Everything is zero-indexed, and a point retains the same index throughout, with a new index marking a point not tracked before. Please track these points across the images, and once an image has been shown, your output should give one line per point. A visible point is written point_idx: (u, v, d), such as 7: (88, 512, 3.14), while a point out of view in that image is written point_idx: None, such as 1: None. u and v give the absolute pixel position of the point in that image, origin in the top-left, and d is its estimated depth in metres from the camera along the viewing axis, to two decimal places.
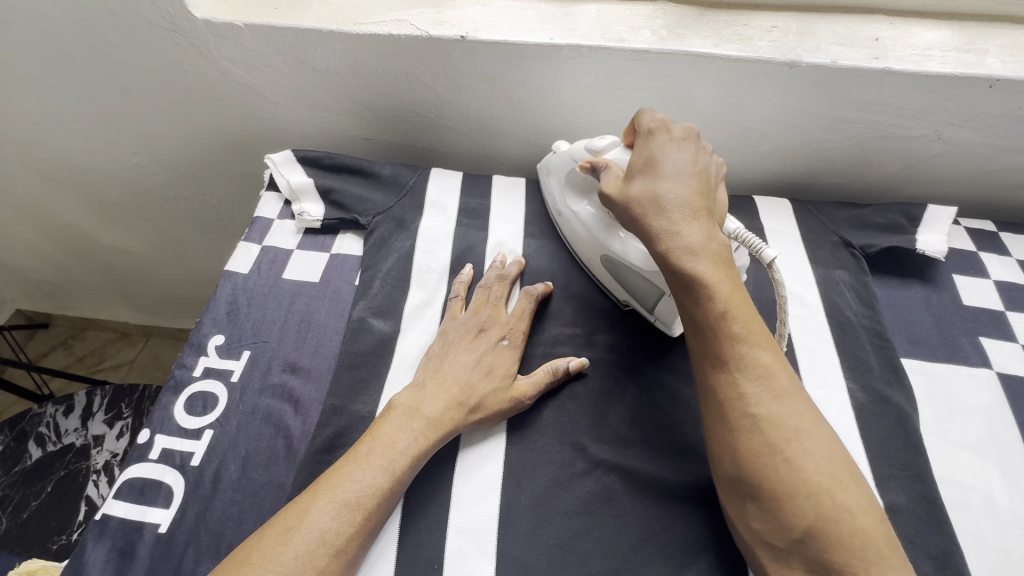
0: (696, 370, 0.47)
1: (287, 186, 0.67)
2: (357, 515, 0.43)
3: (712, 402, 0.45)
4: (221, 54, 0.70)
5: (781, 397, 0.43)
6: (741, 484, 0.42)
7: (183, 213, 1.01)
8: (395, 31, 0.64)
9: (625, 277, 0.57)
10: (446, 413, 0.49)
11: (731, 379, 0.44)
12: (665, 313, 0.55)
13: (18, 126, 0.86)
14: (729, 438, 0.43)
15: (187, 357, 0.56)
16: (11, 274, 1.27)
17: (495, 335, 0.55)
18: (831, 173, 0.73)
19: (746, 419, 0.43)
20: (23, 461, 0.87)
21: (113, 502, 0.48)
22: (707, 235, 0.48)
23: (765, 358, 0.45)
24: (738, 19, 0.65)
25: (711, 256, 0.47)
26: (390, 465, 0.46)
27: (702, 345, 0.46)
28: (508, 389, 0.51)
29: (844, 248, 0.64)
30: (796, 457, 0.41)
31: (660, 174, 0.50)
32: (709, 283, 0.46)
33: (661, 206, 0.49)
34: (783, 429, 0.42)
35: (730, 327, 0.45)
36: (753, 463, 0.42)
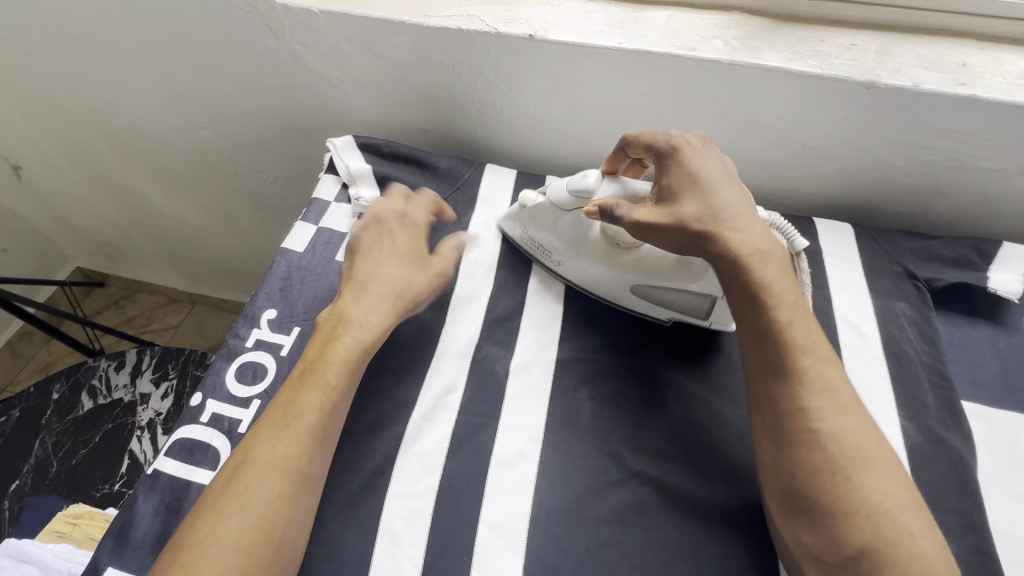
0: (759, 391, 0.46)
1: (346, 170, 0.69)
2: (301, 436, 0.46)
3: (774, 416, 0.45)
4: (294, 38, 0.72)
5: (844, 412, 0.43)
6: (797, 497, 0.42)
7: (240, 188, 1.05)
8: (464, 26, 0.65)
9: (660, 297, 0.56)
10: (382, 309, 0.53)
11: (794, 393, 0.44)
12: (722, 314, 0.55)
13: (101, 95, 0.92)
14: (789, 451, 0.43)
15: (241, 328, 0.57)
16: (77, 233, 1.34)
17: (402, 222, 0.59)
18: (898, 200, 0.70)
19: (809, 434, 0.43)
20: (76, 411, 0.92)
21: (164, 459, 0.50)
22: (771, 239, 0.49)
23: (827, 372, 0.45)
24: (816, 34, 0.63)
25: (776, 262, 0.48)
26: (328, 380, 0.48)
27: (767, 366, 0.46)
28: (431, 270, 0.57)
29: (907, 279, 0.61)
30: (858, 475, 0.41)
31: (711, 186, 0.50)
32: (776, 291, 0.46)
33: (721, 217, 0.49)
34: (845, 446, 0.42)
35: (792, 337, 0.45)
36: (813, 476, 0.42)
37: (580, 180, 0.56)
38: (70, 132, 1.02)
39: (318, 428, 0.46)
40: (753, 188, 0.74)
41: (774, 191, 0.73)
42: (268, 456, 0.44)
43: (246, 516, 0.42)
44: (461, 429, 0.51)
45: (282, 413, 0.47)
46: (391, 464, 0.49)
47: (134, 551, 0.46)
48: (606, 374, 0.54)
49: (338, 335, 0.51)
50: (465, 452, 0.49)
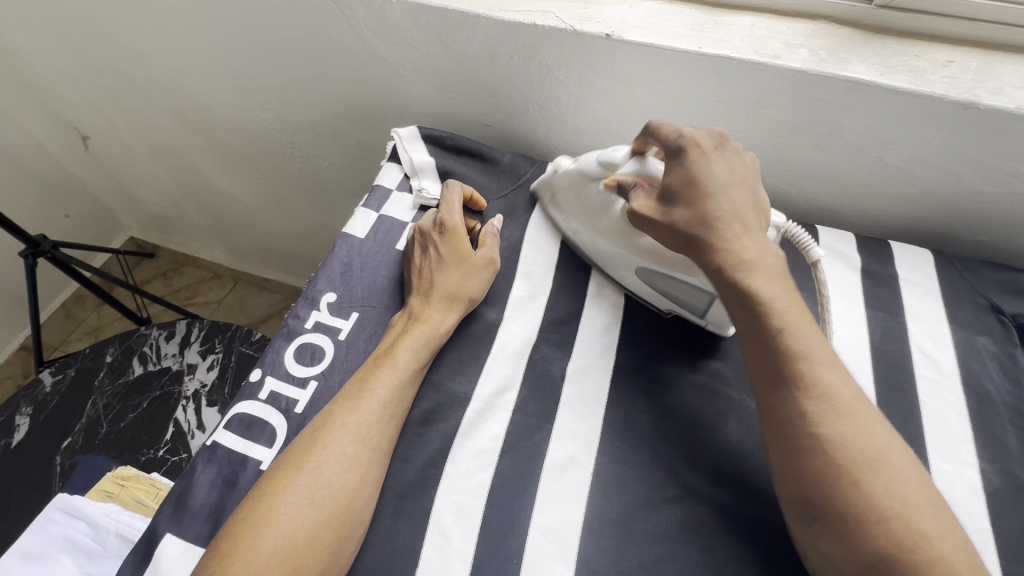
0: (758, 400, 0.45)
1: (409, 162, 0.68)
2: (375, 408, 0.48)
3: (774, 424, 0.43)
4: (368, 26, 0.72)
5: (846, 415, 0.41)
6: (808, 504, 0.40)
7: (293, 171, 1.07)
8: (539, 21, 0.64)
9: (661, 283, 0.56)
10: (451, 307, 0.55)
11: (791, 400, 0.42)
12: (719, 316, 0.53)
13: (173, 72, 0.95)
14: (794, 460, 0.41)
15: (301, 309, 0.57)
16: (135, 204, 1.39)
17: (441, 231, 0.58)
18: (981, 228, 0.66)
19: (811, 438, 0.41)
20: (127, 375, 0.95)
21: (222, 432, 0.51)
22: (762, 248, 0.47)
23: (825, 377, 0.42)
24: (909, 48, 0.60)
25: (765, 270, 0.46)
26: (401, 364, 0.50)
27: (765, 374, 0.44)
28: (483, 264, 0.58)
29: (991, 313, 0.58)
30: (868, 481, 0.39)
31: (708, 193, 0.48)
32: (767, 299, 0.45)
33: (711, 223, 0.47)
34: (852, 452, 0.39)
35: (787, 346, 0.43)
36: (819, 481, 0.40)
37: (612, 153, 0.56)
38: (139, 107, 1.06)
39: (389, 406, 0.48)
40: (823, 205, 0.71)
41: (844, 210, 0.71)
42: (347, 427, 0.47)
43: (319, 479, 0.44)
44: (516, 429, 0.50)
45: (357, 386, 0.49)
46: (444, 458, 0.48)
47: (191, 520, 0.47)
48: (665, 386, 0.53)
49: (406, 329, 0.53)
50: (518, 452, 0.49)
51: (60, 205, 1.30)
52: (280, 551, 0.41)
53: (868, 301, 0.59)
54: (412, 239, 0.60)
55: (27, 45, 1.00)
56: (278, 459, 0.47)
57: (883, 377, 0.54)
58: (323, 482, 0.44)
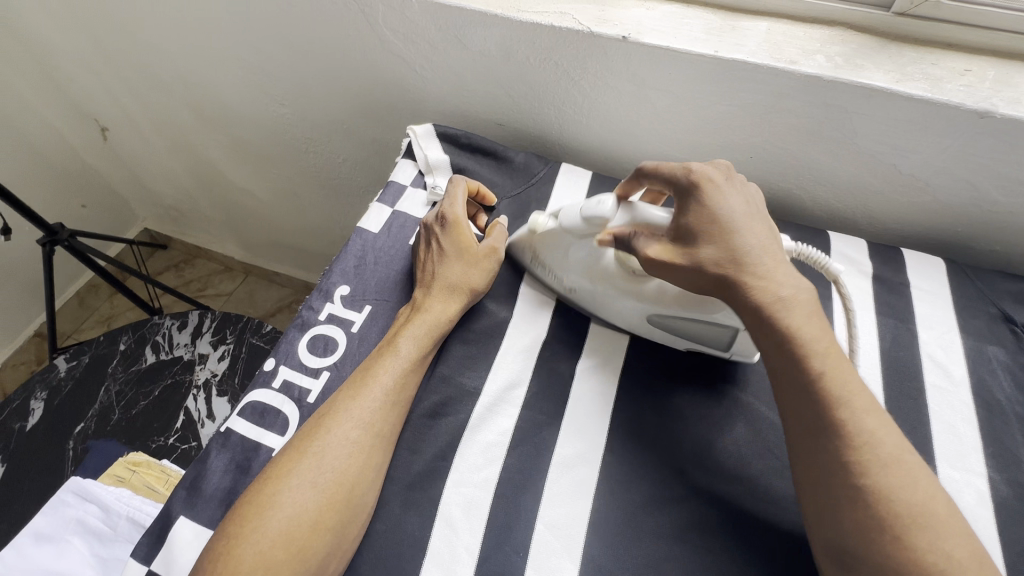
0: (799, 454, 0.44)
1: (424, 159, 0.69)
2: (376, 400, 0.48)
3: (814, 475, 0.42)
4: (386, 24, 0.73)
5: (891, 466, 0.40)
6: (842, 552, 0.40)
7: (308, 166, 1.08)
8: (557, 23, 0.64)
9: (675, 324, 0.53)
10: (453, 299, 0.55)
11: (837, 454, 0.41)
12: (743, 344, 0.52)
13: (193, 67, 0.96)
14: (832, 510, 0.41)
15: (315, 300, 0.58)
16: (150, 196, 1.41)
17: (442, 224, 0.58)
18: (994, 238, 0.66)
19: (857, 489, 0.40)
20: (139, 363, 0.96)
21: (236, 419, 0.52)
22: (797, 283, 0.46)
23: (869, 426, 0.41)
24: (926, 56, 0.60)
25: (803, 310, 0.45)
26: (403, 355, 0.51)
27: (807, 427, 0.43)
28: (486, 256, 0.58)
29: (1004, 323, 0.58)
30: (913, 538, 0.38)
31: (732, 228, 0.47)
32: (807, 344, 0.43)
33: (742, 261, 0.46)
34: (897, 505, 0.39)
35: (829, 394, 0.42)
36: (861, 534, 0.39)
37: (595, 207, 0.52)
38: (158, 100, 1.08)
39: (391, 393, 0.49)
40: (835, 211, 0.71)
41: (856, 216, 0.71)
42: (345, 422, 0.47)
43: (322, 463, 0.45)
44: (524, 425, 0.51)
45: (359, 376, 0.50)
46: (453, 451, 0.49)
47: (205, 503, 0.48)
48: (673, 387, 0.53)
49: (409, 320, 0.54)
50: (526, 447, 0.49)
51: (78, 195, 1.32)
52: (290, 558, 0.42)
53: (878, 307, 0.59)
54: (419, 235, 0.60)
55: (50, 36, 1.02)
56: (278, 453, 0.47)
57: (892, 384, 0.54)
58: (326, 467, 0.45)
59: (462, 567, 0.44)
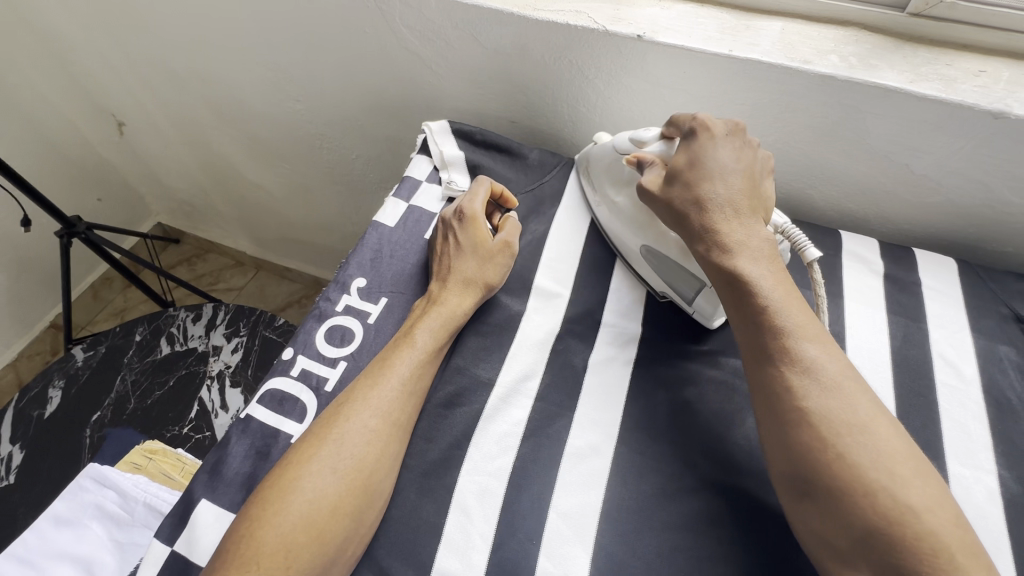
0: (750, 381, 0.46)
1: (439, 155, 0.70)
2: (393, 389, 0.49)
3: (762, 398, 0.44)
4: (403, 22, 0.74)
5: (831, 390, 0.42)
6: (793, 477, 0.42)
7: (322, 162, 1.09)
8: (572, 21, 0.65)
9: (660, 265, 0.58)
10: (469, 292, 0.56)
11: (779, 374, 0.43)
12: (705, 305, 0.55)
13: (210, 63, 0.98)
14: (779, 432, 0.43)
15: (332, 292, 0.59)
16: (164, 190, 1.42)
17: (461, 217, 0.59)
18: (1005, 240, 0.66)
19: (795, 411, 0.42)
20: (154, 354, 0.98)
21: (256, 406, 0.53)
22: (752, 232, 0.49)
23: (812, 352, 0.43)
24: (940, 57, 0.60)
25: (756, 253, 0.48)
26: (421, 345, 0.52)
27: (753, 351, 0.46)
28: (502, 251, 0.59)
29: (1014, 323, 0.58)
30: (848, 455, 0.39)
31: (706, 175, 0.51)
32: (758, 278, 0.46)
33: (705, 204, 0.50)
34: (835, 427, 0.40)
35: (776, 321, 0.45)
36: (803, 454, 0.41)
37: (643, 133, 0.58)
38: (175, 95, 1.09)
39: (408, 382, 0.50)
40: (847, 210, 0.71)
41: (868, 217, 0.71)
42: (361, 402, 0.48)
43: (341, 449, 0.46)
44: (538, 416, 0.51)
45: (377, 365, 0.51)
46: (468, 440, 0.50)
47: (226, 487, 0.49)
48: (685, 380, 0.54)
49: (425, 311, 0.55)
50: (540, 439, 0.50)
51: (94, 189, 1.35)
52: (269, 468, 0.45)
53: (889, 306, 0.59)
54: (437, 226, 0.62)
55: (71, 32, 1.04)
56: (298, 440, 0.48)
57: (904, 382, 0.54)
58: (345, 453, 0.46)
59: (476, 553, 0.45)
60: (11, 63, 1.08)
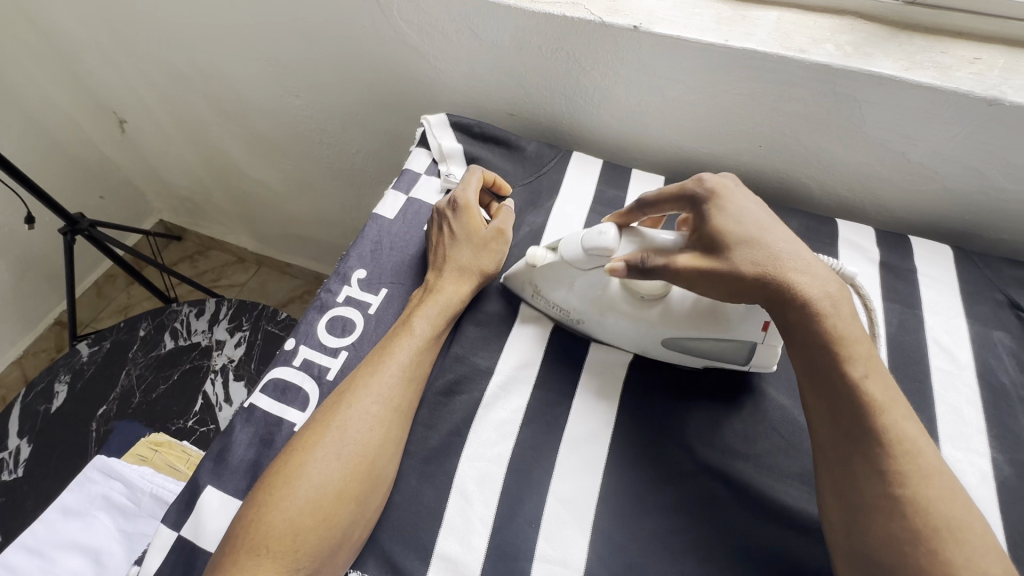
0: (839, 462, 0.42)
1: (438, 148, 0.71)
2: (394, 375, 0.50)
3: (851, 478, 0.41)
4: (400, 15, 0.75)
5: (928, 477, 0.40)
6: (868, 560, 0.39)
7: (322, 158, 1.10)
8: (569, 13, 0.65)
9: (694, 346, 0.52)
10: (464, 279, 0.57)
11: (878, 456, 0.40)
12: (761, 358, 0.51)
13: (209, 58, 0.98)
14: (864, 514, 0.40)
15: (332, 283, 0.60)
16: (165, 187, 1.43)
17: (453, 208, 0.60)
18: (1001, 227, 0.67)
19: (890, 496, 0.39)
20: (158, 348, 0.99)
21: (259, 395, 0.54)
22: (834, 285, 0.45)
23: (909, 433, 0.41)
24: (936, 45, 0.61)
25: (844, 311, 0.44)
26: (420, 333, 0.53)
27: (848, 432, 0.42)
28: (495, 239, 0.59)
29: (1009, 309, 0.59)
30: (945, 547, 0.38)
31: (762, 229, 0.47)
32: (852, 346, 0.43)
33: (782, 261, 0.45)
34: (934, 517, 0.38)
35: (873, 397, 0.42)
36: (891, 543, 0.39)
37: (596, 237, 0.50)
38: (176, 92, 1.10)
39: (408, 369, 0.51)
40: (843, 199, 0.72)
41: (864, 205, 0.71)
42: (364, 389, 0.49)
43: (345, 436, 0.47)
44: (537, 403, 0.52)
45: (377, 353, 0.52)
46: (468, 427, 0.51)
47: (230, 474, 0.50)
48: (682, 367, 0.54)
49: (423, 300, 0.55)
50: (538, 425, 0.51)
51: (96, 186, 1.35)
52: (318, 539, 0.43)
53: (885, 294, 0.60)
54: (430, 219, 0.62)
55: (72, 28, 1.04)
56: (301, 427, 0.49)
57: (898, 368, 0.55)
58: (348, 439, 0.47)
59: (477, 537, 0.46)
60: (12, 60, 1.08)
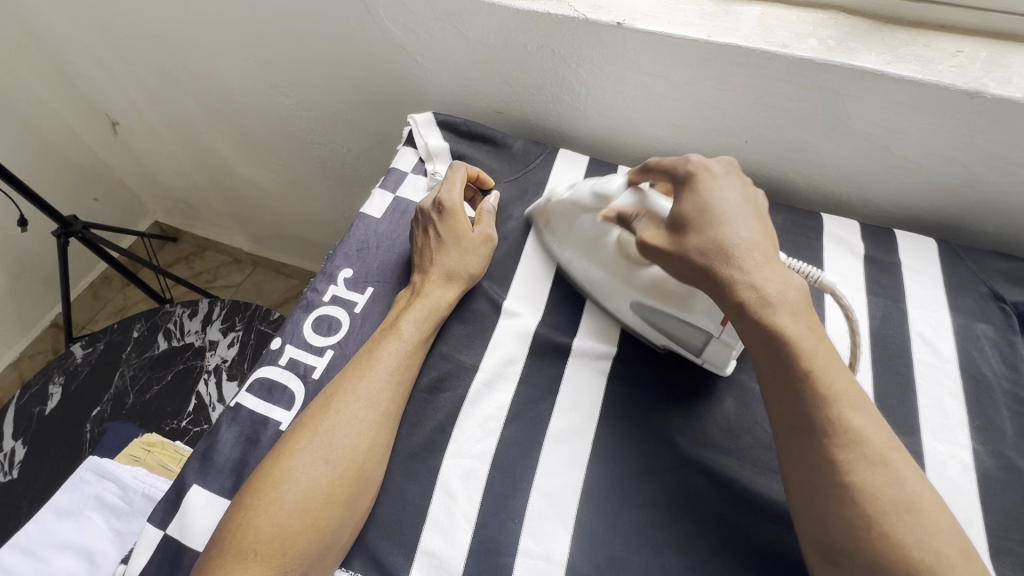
0: (789, 451, 0.43)
1: (424, 147, 0.71)
2: (381, 378, 0.51)
3: (802, 467, 0.42)
4: (386, 14, 0.75)
5: (876, 465, 0.40)
6: (826, 547, 0.40)
7: (313, 158, 1.10)
8: (553, 10, 0.66)
9: (657, 318, 0.54)
10: (450, 283, 0.57)
11: (822, 445, 0.41)
12: (716, 355, 0.52)
13: (198, 59, 0.98)
14: (816, 503, 0.41)
15: (319, 282, 0.60)
16: (159, 188, 1.43)
17: (439, 210, 0.60)
18: (987, 219, 0.67)
19: (841, 485, 0.40)
20: (152, 349, 0.99)
21: (245, 395, 0.54)
22: (784, 283, 0.45)
23: (856, 422, 0.41)
24: (919, 38, 0.61)
25: (791, 306, 0.44)
26: (408, 336, 0.53)
27: (794, 422, 0.43)
28: (481, 242, 0.60)
29: (993, 301, 0.59)
30: (893, 529, 0.38)
31: (721, 218, 0.48)
32: (797, 338, 0.43)
33: (728, 253, 0.46)
34: (882, 502, 0.39)
35: (818, 386, 0.42)
36: (846, 530, 0.39)
37: (606, 184, 0.57)
38: (167, 93, 1.10)
39: (396, 371, 0.51)
40: (830, 193, 0.72)
41: (851, 199, 0.72)
42: (352, 393, 0.50)
43: (333, 440, 0.47)
44: (521, 400, 0.52)
45: (365, 356, 0.52)
46: (452, 424, 0.51)
47: (217, 473, 0.50)
48: (665, 364, 0.55)
49: (410, 302, 0.56)
50: (523, 421, 0.51)
51: (90, 189, 1.35)
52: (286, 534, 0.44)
53: (869, 287, 0.60)
54: (415, 218, 0.62)
55: (62, 30, 1.05)
56: (287, 431, 0.50)
57: (881, 361, 0.55)
58: (337, 443, 0.47)
59: (460, 533, 0.46)
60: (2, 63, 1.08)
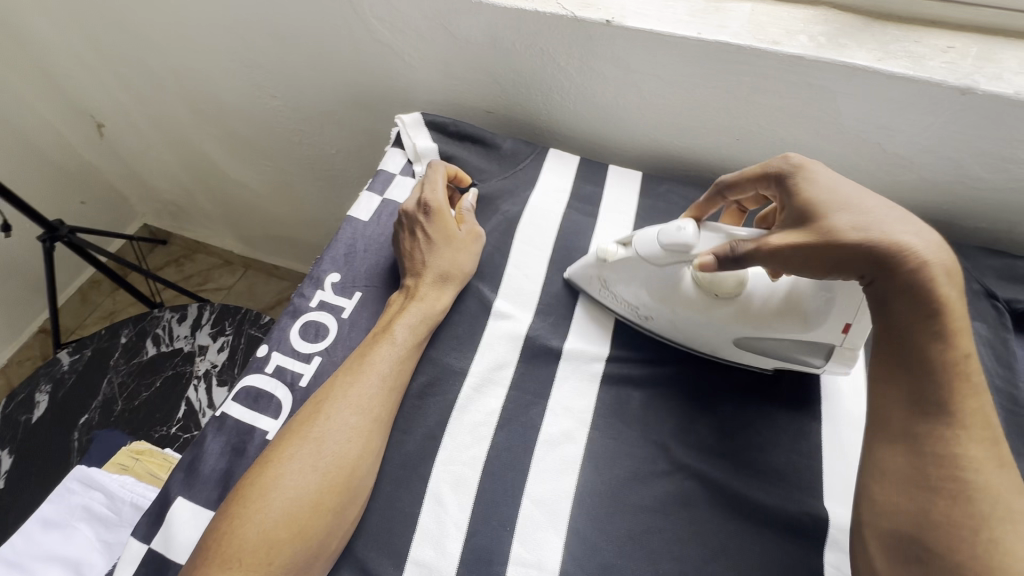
0: (918, 439, 0.41)
1: (412, 148, 0.70)
2: (371, 385, 0.50)
3: (924, 456, 0.41)
4: (373, 13, 0.74)
5: (1000, 468, 0.40)
6: (913, 538, 0.39)
7: (303, 159, 1.09)
8: (541, 8, 0.65)
9: (767, 347, 0.51)
10: (440, 284, 0.56)
11: (955, 435, 0.40)
12: (840, 359, 0.50)
13: (184, 60, 0.97)
14: (923, 494, 0.40)
15: (305, 288, 0.59)
16: (147, 191, 1.41)
17: (426, 212, 0.59)
18: (978, 215, 0.66)
19: (957, 480, 0.39)
20: (140, 355, 0.98)
21: (231, 404, 0.53)
22: (943, 248, 0.42)
23: (989, 421, 0.41)
24: (910, 34, 0.60)
25: (955, 279, 0.41)
26: (398, 341, 0.52)
27: (931, 409, 0.41)
28: (468, 242, 0.60)
29: (986, 298, 0.59)
30: (1004, 536, 0.37)
31: (856, 197, 0.44)
32: (955, 319, 0.41)
33: (885, 227, 0.42)
34: (997, 506, 0.38)
35: (963, 377, 0.41)
36: (947, 525, 0.39)
37: (675, 234, 0.48)
38: (154, 95, 1.09)
39: (386, 378, 0.51)
40: None
41: None
42: (344, 399, 0.49)
43: (323, 448, 0.47)
44: (512, 405, 0.52)
45: (356, 361, 0.51)
46: (442, 431, 0.50)
47: (202, 485, 0.49)
48: (658, 367, 0.54)
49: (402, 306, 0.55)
50: (514, 426, 0.51)
51: (77, 192, 1.34)
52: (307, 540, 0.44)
53: None
54: (398, 222, 0.61)
55: (44, 31, 1.03)
56: (274, 438, 0.49)
57: None
58: (326, 450, 0.47)
59: (451, 542, 0.46)
60: None
